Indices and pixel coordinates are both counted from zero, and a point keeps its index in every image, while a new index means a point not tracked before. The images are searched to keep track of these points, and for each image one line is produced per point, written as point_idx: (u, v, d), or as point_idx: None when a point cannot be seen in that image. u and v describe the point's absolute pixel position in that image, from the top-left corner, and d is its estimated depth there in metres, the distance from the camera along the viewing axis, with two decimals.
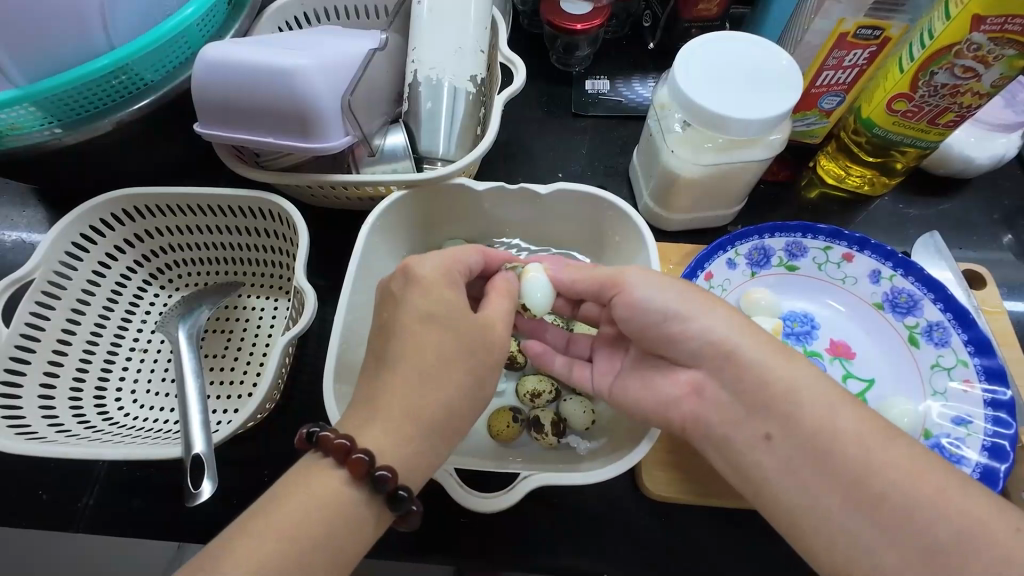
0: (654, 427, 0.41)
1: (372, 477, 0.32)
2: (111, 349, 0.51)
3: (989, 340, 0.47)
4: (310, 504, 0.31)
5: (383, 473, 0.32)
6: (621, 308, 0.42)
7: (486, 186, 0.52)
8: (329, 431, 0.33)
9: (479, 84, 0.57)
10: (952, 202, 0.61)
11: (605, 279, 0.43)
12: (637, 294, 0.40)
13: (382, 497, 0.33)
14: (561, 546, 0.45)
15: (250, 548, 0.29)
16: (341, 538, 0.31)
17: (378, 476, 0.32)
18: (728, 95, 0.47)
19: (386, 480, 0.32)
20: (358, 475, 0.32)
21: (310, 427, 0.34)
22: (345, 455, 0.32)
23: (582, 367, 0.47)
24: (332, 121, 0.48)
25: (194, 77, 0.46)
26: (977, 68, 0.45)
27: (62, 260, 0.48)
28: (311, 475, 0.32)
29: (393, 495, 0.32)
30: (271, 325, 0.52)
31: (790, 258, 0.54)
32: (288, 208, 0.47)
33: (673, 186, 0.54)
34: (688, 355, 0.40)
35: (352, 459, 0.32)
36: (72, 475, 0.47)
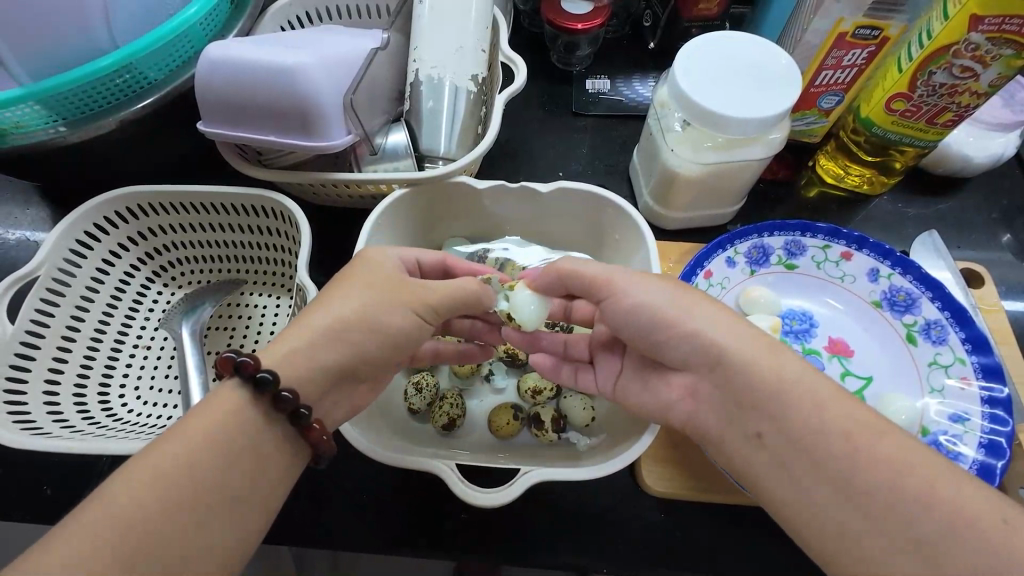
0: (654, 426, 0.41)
1: (237, 367, 0.33)
2: (114, 346, 0.51)
3: (986, 338, 0.47)
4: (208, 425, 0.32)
5: (243, 358, 0.32)
6: (612, 312, 0.41)
7: (487, 184, 0.52)
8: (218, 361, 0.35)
9: (480, 83, 0.57)
10: (952, 201, 0.61)
11: (597, 280, 0.42)
12: (627, 296, 0.40)
13: (257, 388, 0.33)
14: (561, 542, 0.46)
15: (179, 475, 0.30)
16: (234, 441, 0.32)
17: (239, 362, 0.32)
18: (728, 95, 0.48)
19: (245, 364, 0.32)
20: (232, 374, 0.33)
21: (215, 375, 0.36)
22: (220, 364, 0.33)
23: (585, 371, 0.47)
24: (333, 119, 0.48)
25: (198, 76, 0.47)
26: (976, 68, 0.45)
27: (66, 257, 0.48)
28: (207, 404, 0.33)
29: (257, 378, 0.32)
30: (274, 323, 0.53)
31: (789, 257, 0.54)
32: (292, 207, 0.48)
33: (673, 184, 0.54)
34: (679, 359, 0.39)
35: (222, 360, 0.33)
36: (76, 470, 0.48)
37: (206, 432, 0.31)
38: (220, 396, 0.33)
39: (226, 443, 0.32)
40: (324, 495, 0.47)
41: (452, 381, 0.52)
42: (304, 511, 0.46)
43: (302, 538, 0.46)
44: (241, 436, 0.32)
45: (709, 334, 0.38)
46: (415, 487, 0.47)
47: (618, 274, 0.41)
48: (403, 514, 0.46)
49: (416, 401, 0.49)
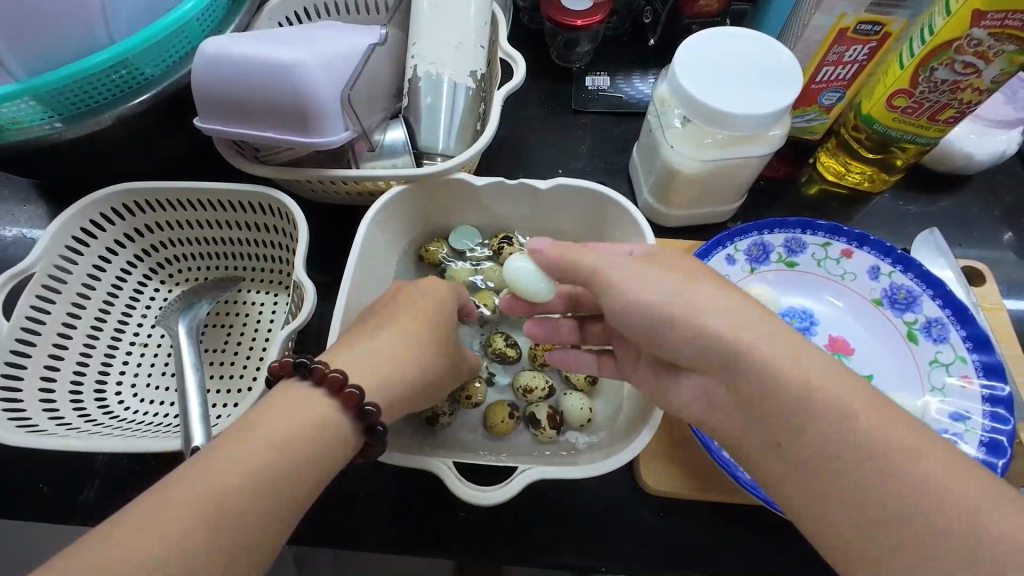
0: (659, 410, 0.41)
1: (361, 410, 0.34)
2: (111, 343, 0.51)
3: (988, 336, 0.47)
4: (305, 426, 0.32)
5: (372, 408, 0.34)
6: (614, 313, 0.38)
7: (485, 180, 0.52)
8: (323, 366, 0.34)
9: (479, 79, 0.57)
10: (953, 199, 0.61)
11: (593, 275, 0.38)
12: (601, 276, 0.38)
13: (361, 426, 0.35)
14: (562, 542, 0.45)
15: None
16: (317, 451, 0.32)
17: (367, 410, 0.34)
18: (730, 91, 0.47)
19: (373, 414, 0.34)
20: (349, 407, 0.34)
21: (297, 357, 0.35)
22: (338, 390, 0.34)
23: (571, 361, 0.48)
24: (331, 115, 0.48)
25: (194, 72, 0.46)
26: (978, 64, 0.45)
27: (61, 254, 0.48)
28: (302, 402, 0.34)
29: (373, 429, 0.34)
30: (272, 319, 0.53)
31: (790, 254, 0.54)
32: (288, 203, 0.47)
33: (672, 181, 0.54)
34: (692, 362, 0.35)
35: (345, 393, 0.34)
36: (72, 468, 0.47)
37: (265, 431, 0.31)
38: (296, 392, 0.34)
39: (316, 442, 0.32)
40: (323, 494, 0.47)
41: None
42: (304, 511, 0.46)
43: (302, 538, 0.46)
44: (335, 432, 0.33)
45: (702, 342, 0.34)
46: (414, 486, 0.47)
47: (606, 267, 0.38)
48: (403, 515, 0.46)
49: None
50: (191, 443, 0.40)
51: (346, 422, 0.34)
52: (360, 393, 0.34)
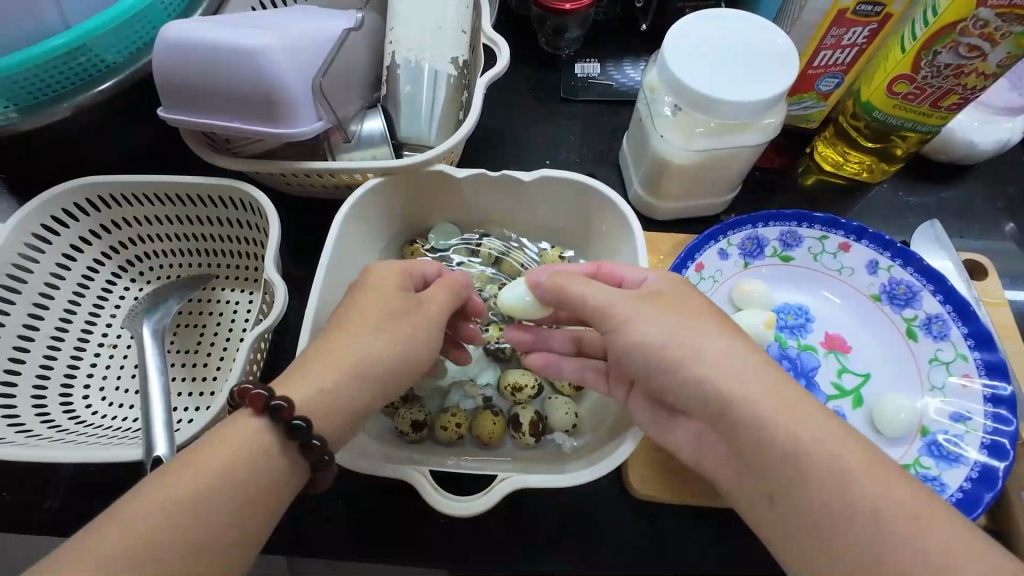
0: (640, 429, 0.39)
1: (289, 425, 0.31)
2: (77, 345, 0.49)
3: (990, 334, 0.45)
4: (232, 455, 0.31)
5: (299, 421, 0.31)
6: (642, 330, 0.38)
7: (467, 172, 0.49)
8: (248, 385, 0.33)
9: (461, 66, 0.54)
10: (954, 189, 0.59)
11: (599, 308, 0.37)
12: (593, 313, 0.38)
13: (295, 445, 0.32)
14: (547, 550, 0.44)
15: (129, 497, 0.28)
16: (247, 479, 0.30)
17: (294, 425, 0.31)
18: (722, 76, 0.45)
19: (301, 428, 0.31)
20: (277, 424, 0.32)
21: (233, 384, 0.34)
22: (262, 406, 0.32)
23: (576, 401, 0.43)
24: (302, 105, 0.45)
25: (155, 59, 0.44)
26: (983, 47, 0.42)
27: (21, 252, 0.45)
28: (233, 430, 0.32)
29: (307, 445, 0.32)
30: (245, 319, 0.50)
31: (785, 248, 0.52)
32: (258, 197, 0.45)
33: (662, 172, 0.52)
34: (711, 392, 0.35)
35: (268, 407, 0.31)
36: (37, 476, 0.45)
37: (215, 457, 0.30)
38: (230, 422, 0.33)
39: (263, 465, 0.31)
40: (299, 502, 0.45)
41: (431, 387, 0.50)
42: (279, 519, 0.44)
43: (278, 547, 0.44)
44: (274, 458, 0.32)
45: (712, 370, 0.33)
46: (394, 493, 0.45)
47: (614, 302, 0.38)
48: (383, 522, 0.44)
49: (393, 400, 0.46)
50: (155, 452, 0.38)
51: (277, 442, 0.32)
52: (287, 407, 0.31)
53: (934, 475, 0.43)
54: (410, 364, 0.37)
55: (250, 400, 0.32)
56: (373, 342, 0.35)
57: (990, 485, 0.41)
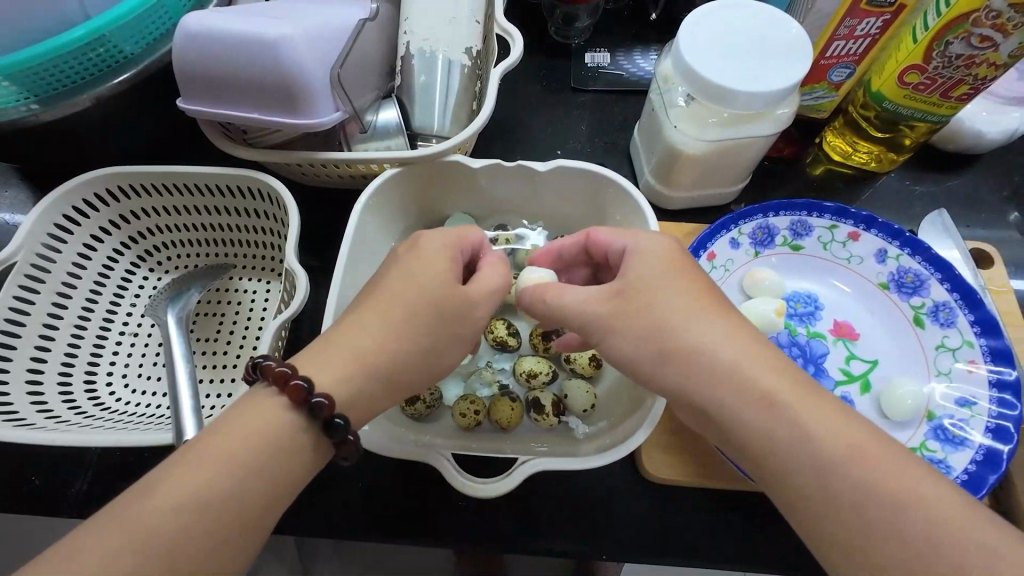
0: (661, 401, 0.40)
1: (309, 404, 0.32)
2: (100, 333, 0.49)
3: (996, 320, 0.46)
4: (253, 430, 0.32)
5: (320, 400, 0.32)
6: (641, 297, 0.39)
7: (482, 162, 0.50)
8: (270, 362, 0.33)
9: (474, 57, 0.55)
10: (960, 178, 0.59)
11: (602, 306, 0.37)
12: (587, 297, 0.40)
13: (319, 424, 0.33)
14: (562, 530, 0.45)
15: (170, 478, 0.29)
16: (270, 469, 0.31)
17: (315, 403, 0.32)
18: (735, 67, 0.46)
19: (323, 407, 0.32)
20: (298, 401, 0.32)
21: (255, 357, 0.34)
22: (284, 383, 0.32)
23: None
24: (319, 95, 0.46)
25: (176, 50, 0.44)
26: (995, 38, 0.43)
27: (44, 242, 0.46)
28: (257, 401, 0.33)
29: (330, 423, 0.32)
30: (264, 308, 0.51)
31: (795, 238, 0.53)
32: (278, 187, 0.46)
33: (675, 162, 0.52)
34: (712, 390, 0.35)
35: (291, 385, 0.32)
36: (65, 460, 0.47)
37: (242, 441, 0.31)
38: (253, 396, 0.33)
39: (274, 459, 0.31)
40: (322, 486, 0.46)
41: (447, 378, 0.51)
42: (300, 503, 0.46)
43: (301, 528, 0.45)
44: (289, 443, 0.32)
45: (723, 360, 0.34)
46: (412, 476, 0.46)
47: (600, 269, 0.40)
48: (402, 505, 0.46)
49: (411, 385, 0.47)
50: (184, 436, 0.39)
51: (296, 418, 0.33)
52: (306, 387, 0.32)
53: (939, 457, 0.44)
54: (427, 351, 0.37)
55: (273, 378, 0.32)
56: (392, 333, 0.36)
57: (995, 467, 0.42)
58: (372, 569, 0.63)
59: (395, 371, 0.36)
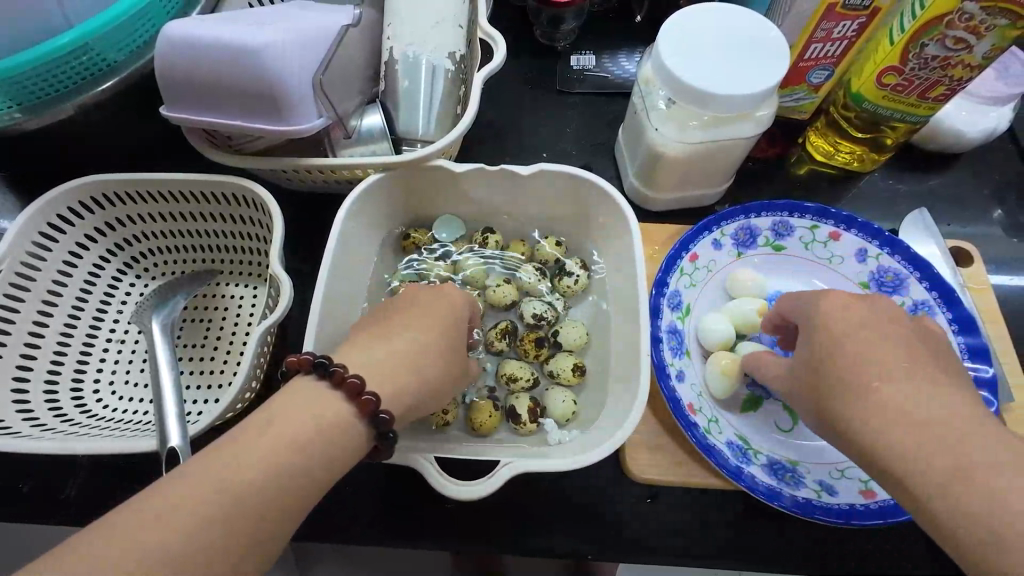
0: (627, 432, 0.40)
1: (375, 418, 0.34)
2: (86, 341, 0.50)
3: (973, 319, 0.47)
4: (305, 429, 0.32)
5: (385, 416, 0.34)
6: None
7: (467, 167, 0.50)
8: (342, 368, 0.35)
9: (459, 61, 0.55)
10: (943, 177, 0.60)
11: None
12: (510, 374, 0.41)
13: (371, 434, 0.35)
14: (551, 530, 0.45)
15: None
16: None
17: (381, 417, 0.34)
18: (716, 70, 0.46)
19: (385, 422, 0.34)
20: (365, 413, 0.34)
21: (317, 356, 0.36)
22: (356, 396, 0.34)
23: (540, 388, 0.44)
24: (303, 101, 0.46)
25: (159, 58, 0.44)
26: (969, 39, 0.43)
27: (29, 250, 0.46)
28: (318, 400, 0.34)
29: (384, 436, 0.35)
30: (251, 313, 0.51)
31: (777, 238, 0.53)
32: (262, 193, 0.46)
33: (658, 164, 0.53)
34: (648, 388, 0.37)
35: (362, 399, 0.34)
36: (52, 467, 0.47)
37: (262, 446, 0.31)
38: (307, 388, 0.34)
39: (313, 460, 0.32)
40: None
41: None
42: None
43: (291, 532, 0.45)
44: (333, 448, 0.33)
45: None
46: (400, 479, 0.47)
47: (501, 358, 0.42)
48: (391, 508, 0.46)
49: None
50: (169, 443, 0.39)
51: (357, 429, 0.34)
52: (375, 400, 0.34)
53: None
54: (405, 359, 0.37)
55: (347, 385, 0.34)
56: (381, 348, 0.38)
57: None
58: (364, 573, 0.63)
59: (378, 373, 0.36)
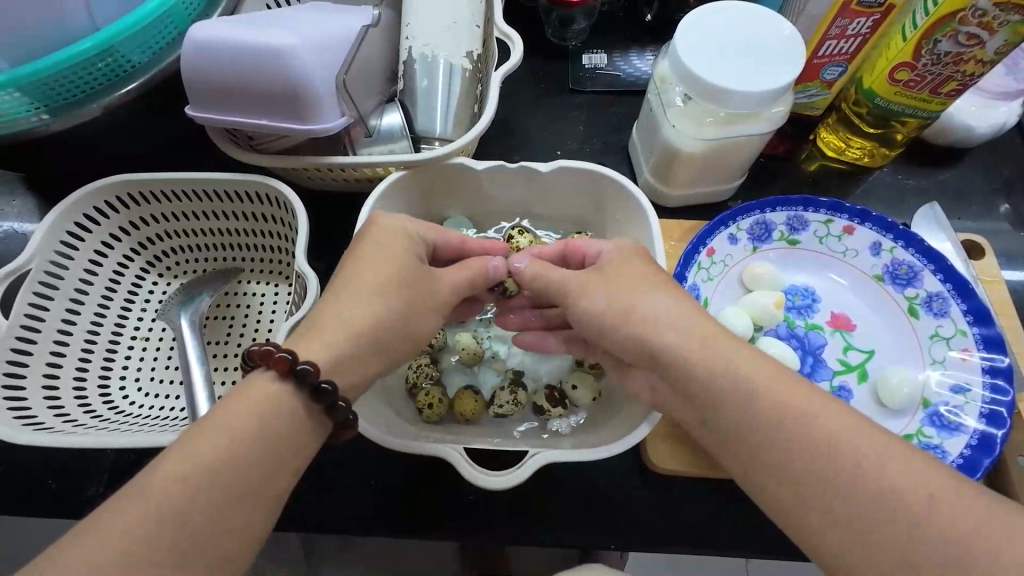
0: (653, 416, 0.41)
1: (295, 371, 0.33)
2: (112, 339, 0.50)
3: (989, 310, 0.47)
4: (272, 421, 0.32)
5: (305, 366, 0.33)
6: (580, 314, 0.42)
7: (485, 164, 0.51)
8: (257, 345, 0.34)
9: (476, 60, 0.56)
10: (952, 171, 0.61)
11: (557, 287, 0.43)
12: (580, 307, 0.42)
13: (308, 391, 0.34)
14: (572, 522, 0.46)
15: (184, 470, 0.29)
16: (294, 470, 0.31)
17: (301, 370, 0.33)
18: (732, 67, 0.47)
19: (308, 373, 0.33)
20: (285, 372, 0.33)
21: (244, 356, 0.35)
22: (271, 359, 0.33)
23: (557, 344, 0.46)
24: (326, 101, 0.47)
25: (185, 60, 0.45)
26: (982, 35, 0.44)
27: (57, 250, 0.47)
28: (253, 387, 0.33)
29: (318, 388, 0.33)
30: (273, 310, 0.52)
31: (791, 232, 0.54)
32: (287, 192, 0.46)
33: (673, 160, 0.54)
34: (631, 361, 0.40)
35: (277, 359, 0.33)
36: (80, 464, 0.47)
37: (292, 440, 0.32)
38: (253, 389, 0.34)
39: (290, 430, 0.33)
40: (335, 483, 0.47)
41: (454, 370, 0.52)
42: (311, 500, 0.47)
43: (313, 525, 0.46)
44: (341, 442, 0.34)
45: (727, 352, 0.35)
46: (421, 471, 0.47)
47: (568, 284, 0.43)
48: (415, 502, 0.47)
49: (412, 378, 0.49)
50: None
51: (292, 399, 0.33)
52: (289, 356, 0.33)
53: (935, 443, 0.45)
54: None
55: (258, 358, 0.33)
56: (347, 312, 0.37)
57: (988, 451, 0.43)
58: (379, 566, 0.64)
59: None
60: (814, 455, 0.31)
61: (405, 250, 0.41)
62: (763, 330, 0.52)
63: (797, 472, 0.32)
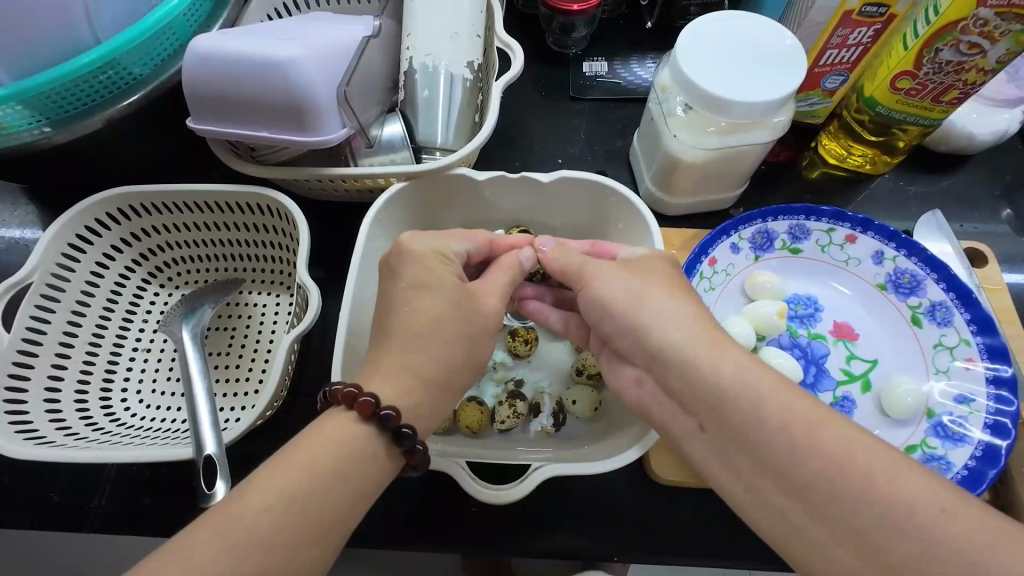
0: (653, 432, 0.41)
1: (379, 416, 0.34)
2: (113, 351, 0.50)
3: (991, 319, 0.47)
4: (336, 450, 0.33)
5: (388, 411, 0.34)
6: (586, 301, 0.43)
7: (486, 175, 0.51)
8: (338, 385, 0.35)
9: (476, 70, 0.56)
10: (953, 177, 0.61)
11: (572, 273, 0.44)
12: (598, 285, 0.42)
13: (389, 434, 0.34)
14: (576, 532, 0.46)
15: None
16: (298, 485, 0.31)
17: (384, 415, 0.34)
18: (732, 77, 0.47)
19: (391, 418, 0.34)
20: (367, 415, 0.34)
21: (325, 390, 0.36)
22: (355, 402, 0.34)
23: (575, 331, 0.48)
24: (328, 112, 0.47)
25: (186, 73, 0.45)
26: (983, 44, 0.44)
27: (58, 261, 0.47)
28: (329, 424, 0.34)
29: (398, 433, 0.34)
30: (274, 321, 0.52)
31: (793, 241, 0.54)
32: (287, 203, 0.46)
33: (674, 169, 0.54)
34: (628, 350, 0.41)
35: (361, 402, 0.34)
36: (83, 476, 0.47)
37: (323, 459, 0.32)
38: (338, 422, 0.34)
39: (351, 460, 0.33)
40: None
41: None
42: None
43: None
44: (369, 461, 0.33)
45: (727, 364, 0.35)
46: (423, 481, 0.47)
47: (592, 265, 0.43)
48: (418, 513, 0.46)
49: None
50: (203, 451, 0.40)
51: (369, 433, 0.34)
52: (375, 401, 0.34)
53: (940, 454, 0.45)
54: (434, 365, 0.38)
55: (342, 398, 0.34)
56: None
57: (994, 462, 0.43)
58: None
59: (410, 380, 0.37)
60: (817, 468, 0.31)
61: (444, 272, 0.41)
62: (767, 340, 0.51)
63: (801, 484, 0.31)
